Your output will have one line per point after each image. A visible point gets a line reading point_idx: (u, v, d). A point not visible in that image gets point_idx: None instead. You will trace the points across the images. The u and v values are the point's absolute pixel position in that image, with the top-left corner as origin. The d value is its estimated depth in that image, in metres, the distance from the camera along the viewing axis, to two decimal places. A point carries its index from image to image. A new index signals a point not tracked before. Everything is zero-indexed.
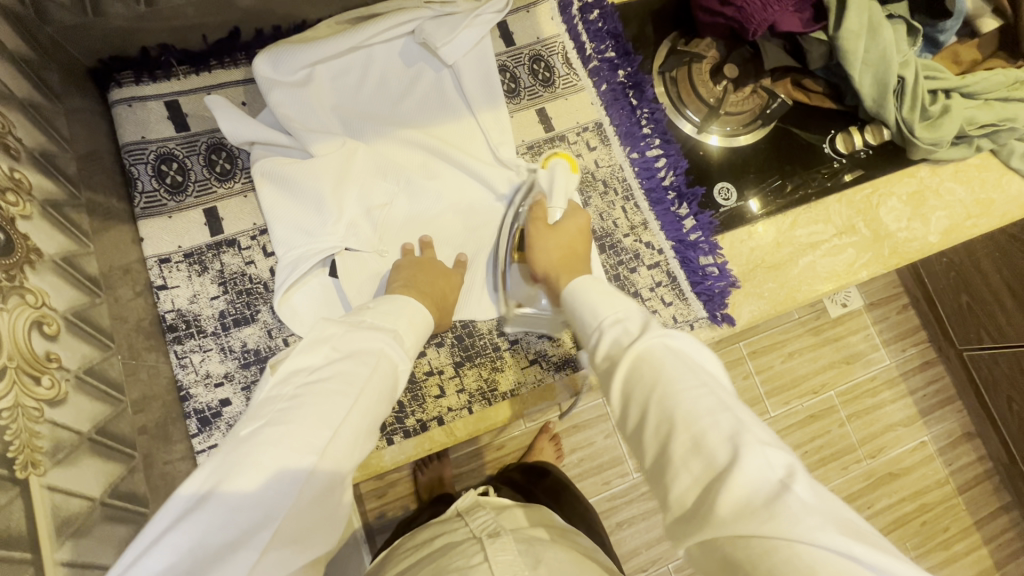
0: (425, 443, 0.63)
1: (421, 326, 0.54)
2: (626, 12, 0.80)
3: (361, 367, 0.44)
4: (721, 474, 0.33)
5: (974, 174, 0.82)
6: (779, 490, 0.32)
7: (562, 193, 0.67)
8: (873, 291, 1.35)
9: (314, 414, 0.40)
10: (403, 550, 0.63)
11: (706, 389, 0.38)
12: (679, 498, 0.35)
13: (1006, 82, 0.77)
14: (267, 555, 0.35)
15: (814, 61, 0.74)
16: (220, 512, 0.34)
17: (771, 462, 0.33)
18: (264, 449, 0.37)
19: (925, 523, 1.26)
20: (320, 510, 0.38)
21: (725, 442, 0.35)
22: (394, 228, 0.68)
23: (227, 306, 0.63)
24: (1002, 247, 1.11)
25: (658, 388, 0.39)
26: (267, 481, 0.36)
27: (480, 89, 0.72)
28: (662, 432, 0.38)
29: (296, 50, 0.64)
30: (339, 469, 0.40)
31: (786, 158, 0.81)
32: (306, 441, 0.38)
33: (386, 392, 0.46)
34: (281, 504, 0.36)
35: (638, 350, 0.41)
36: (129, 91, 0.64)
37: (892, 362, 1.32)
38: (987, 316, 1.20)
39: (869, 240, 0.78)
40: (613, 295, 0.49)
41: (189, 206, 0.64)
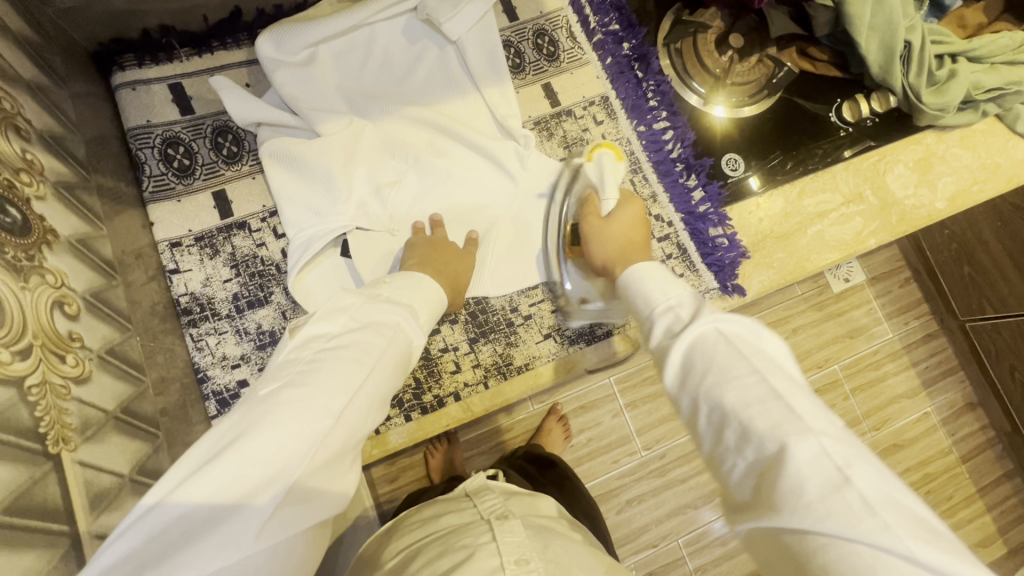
0: (443, 419, 0.64)
1: (435, 303, 0.54)
2: None
3: (378, 337, 0.45)
4: (773, 466, 0.34)
5: (980, 139, 0.82)
6: (838, 484, 0.32)
7: (613, 185, 0.64)
8: (875, 265, 1.35)
9: (331, 379, 0.40)
10: (409, 523, 0.63)
11: (757, 378, 0.38)
12: (738, 488, 0.37)
13: (1013, 44, 0.77)
14: (280, 511, 0.35)
15: (819, 28, 0.74)
16: (238, 465, 0.34)
17: (828, 452, 0.33)
18: (283, 409, 0.37)
19: (930, 492, 1.28)
20: (331, 472, 0.39)
21: (775, 433, 0.35)
22: (404, 206, 0.68)
23: (240, 289, 0.63)
24: (1004, 216, 1.13)
25: (707, 377, 0.39)
26: (283, 440, 0.36)
27: (486, 64, 0.71)
28: (714, 420, 0.39)
29: (299, 29, 0.64)
30: (352, 434, 0.41)
31: (792, 128, 0.81)
32: (323, 404, 0.39)
33: (400, 365, 0.46)
34: (296, 463, 0.36)
35: (688, 339, 0.42)
36: (133, 74, 0.64)
37: (896, 336, 1.33)
38: (990, 285, 1.21)
39: (876, 208, 0.78)
40: (670, 281, 0.49)
41: (197, 189, 0.64)
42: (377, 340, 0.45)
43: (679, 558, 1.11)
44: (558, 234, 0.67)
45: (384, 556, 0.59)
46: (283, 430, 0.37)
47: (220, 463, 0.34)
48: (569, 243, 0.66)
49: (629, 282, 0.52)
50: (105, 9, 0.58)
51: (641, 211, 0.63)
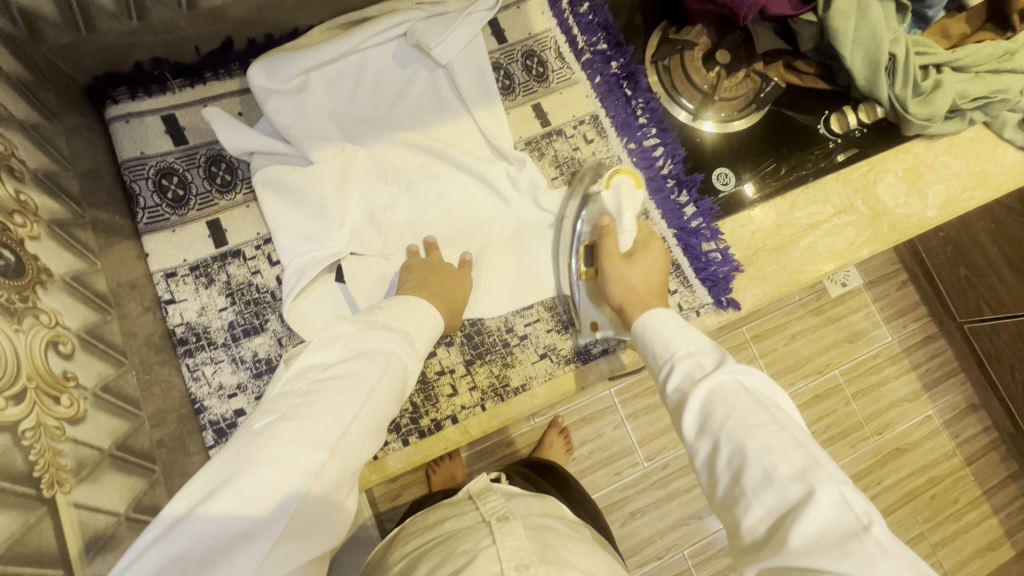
0: (441, 443, 0.64)
1: (431, 326, 0.55)
2: (616, 3, 0.80)
3: (373, 366, 0.45)
4: (793, 511, 0.35)
5: (968, 147, 0.83)
6: (857, 531, 0.33)
7: (631, 215, 0.63)
8: (871, 269, 1.36)
9: (326, 410, 0.40)
10: (413, 529, 0.63)
11: (779, 426, 0.39)
12: (750, 530, 0.37)
13: (996, 54, 0.78)
14: (278, 547, 0.35)
15: (804, 43, 0.75)
16: (233, 502, 0.34)
17: (849, 500, 0.35)
18: (278, 443, 0.38)
19: (935, 496, 1.28)
20: (329, 504, 0.39)
21: (797, 478, 0.36)
22: (397, 230, 0.68)
23: (236, 317, 0.63)
24: (999, 220, 1.13)
25: (729, 423, 0.40)
26: (278, 476, 0.36)
27: (476, 86, 0.72)
28: (733, 463, 0.39)
29: (290, 58, 0.65)
30: (347, 465, 0.41)
31: (781, 141, 0.81)
32: (319, 437, 0.39)
33: (395, 392, 0.46)
34: (291, 499, 0.36)
35: (709, 384, 0.43)
36: (126, 108, 0.64)
37: (894, 339, 1.33)
38: (987, 288, 1.21)
39: (867, 218, 0.79)
40: (687, 329, 0.50)
41: (191, 219, 0.64)
42: (373, 368, 0.45)
43: (684, 570, 1.10)
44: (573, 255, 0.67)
45: (388, 560, 0.59)
46: (279, 465, 0.37)
47: (215, 501, 0.34)
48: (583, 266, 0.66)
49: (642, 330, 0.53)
50: (96, 45, 0.59)
51: (662, 253, 0.63)
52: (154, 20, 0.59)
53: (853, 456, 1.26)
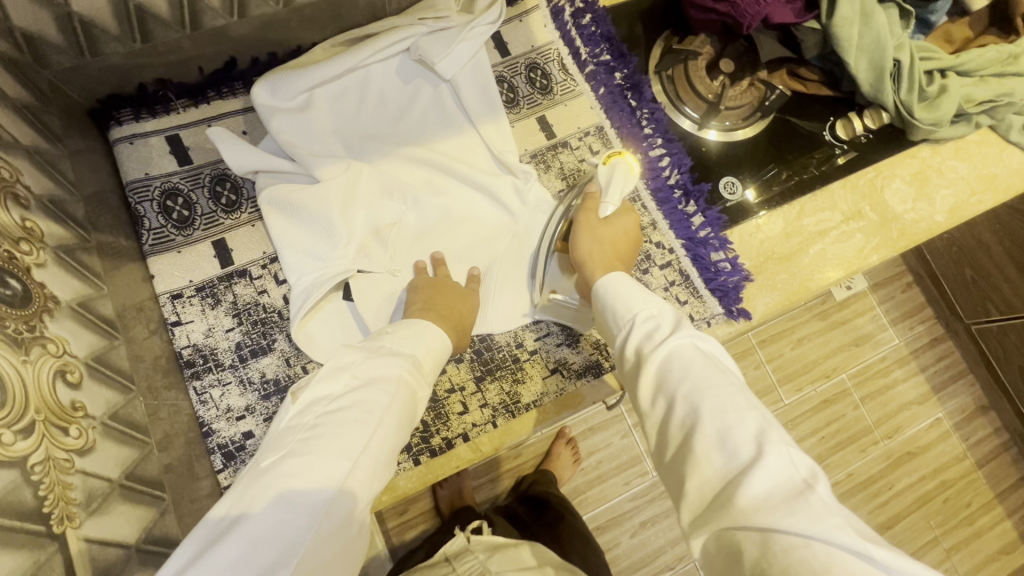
0: (453, 462, 0.63)
1: (439, 349, 0.54)
2: (617, 13, 0.80)
3: (380, 395, 0.44)
4: (742, 471, 0.36)
5: (975, 150, 0.83)
6: (802, 489, 0.34)
7: (615, 191, 0.64)
8: (876, 272, 1.35)
9: (333, 445, 0.39)
10: None
11: (733, 390, 0.41)
12: (697, 489, 0.38)
13: (1000, 57, 0.78)
14: None
15: (809, 50, 0.75)
16: (242, 547, 0.34)
17: (796, 462, 0.36)
18: (285, 482, 0.37)
19: (948, 500, 1.26)
20: (340, 543, 0.38)
21: (749, 439, 0.38)
22: (405, 247, 0.68)
23: (243, 338, 0.62)
24: (1004, 221, 1.13)
25: (684, 385, 0.42)
26: (285, 516, 0.36)
27: (480, 101, 0.72)
28: (687, 425, 0.41)
29: (294, 76, 0.65)
30: (358, 500, 0.40)
31: (787, 148, 0.81)
32: (327, 473, 0.38)
33: (405, 420, 0.46)
34: (300, 540, 0.35)
35: (669, 347, 0.45)
36: (129, 129, 0.64)
37: (902, 342, 1.32)
38: (994, 289, 1.20)
39: (876, 224, 0.78)
40: (645, 292, 0.52)
41: (197, 239, 0.64)
42: (380, 397, 0.44)
43: None
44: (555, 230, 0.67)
45: None
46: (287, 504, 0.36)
47: (224, 548, 0.33)
48: (562, 235, 0.66)
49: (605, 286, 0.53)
50: (100, 67, 0.59)
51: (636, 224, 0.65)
52: (158, 42, 0.59)
53: (864, 461, 1.25)
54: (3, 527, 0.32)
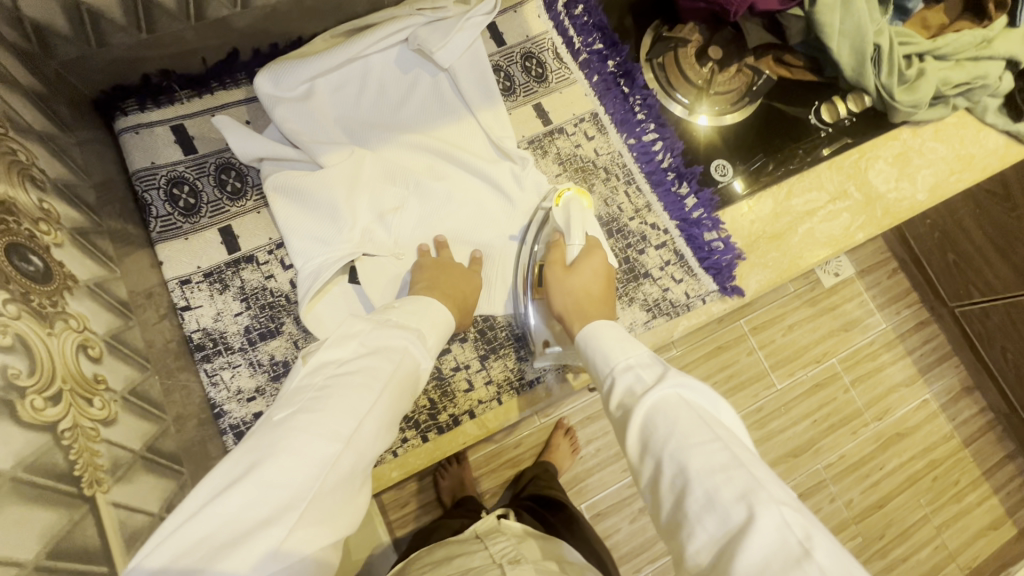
0: (460, 438, 0.65)
1: (443, 326, 0.56)
2: (608, 4, 0.82)
3: (386, 362, 0.46)
4: (735, 537, 0.36)
5: (954, 132, 0.86)
6: (798, 556, 0.34)
7: (576, 230, 0.66)
8: (862, 258, 1.39)
9: (342, 404, 0.41)
10: (421, 564, 0.66)
11: (719, 444, 0.41)
12: (694, 556, 0.38)
13: (975, 41, 0.81)
14: (297, 533, 0.36)
15: (793, 36, 0.77)
16: (255, 488, 0.35)
17: (789, 524, 0.35)
18: (297, 434, 0.39)
19: (936, 479, 1.30)
20: (343, 495, 0.40)
21: (739, 501, 0.37)
22: (409, 231, 0.70)
23: (252, 321, 0.64)
24: (980, 202, 1.17)
25: (671, 442, 0.42)
26: (296, 464, 0.37)
27: (478, 89, 0.74)
28: (676, 485, 0.40)
29: (296, 66, 0.66)
30: (362, 457, 0.42)
31: (774, 132, 0.84)
32: (336, 428, 0.40)
33: (407, 388, 0.48)
34: (309, 488, 0.37)
35: (652, 399, 0.45)
36: (136, 119, 0.65)
37: (889, 326, 1.36)
38: (975, 271, 1.24)
39: (861, 203, 0.81)
40: (626, 341, 0.53)
41: (204, 226, 0.65)
42: (385, 364, 0.46)
43: None
44: (525, 273, 0.69)
45: None
46: (297, 453, 0.38)
47: (239, 487, 0.35)
48: (535, 282, 0.68)
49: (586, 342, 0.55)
50: (107, 57, 0.60)
51: (604, 263, 0.64)
52: (163, 32, 0.60)
53: (855, 443, 1.28)
54: (40, 485, 0.33)
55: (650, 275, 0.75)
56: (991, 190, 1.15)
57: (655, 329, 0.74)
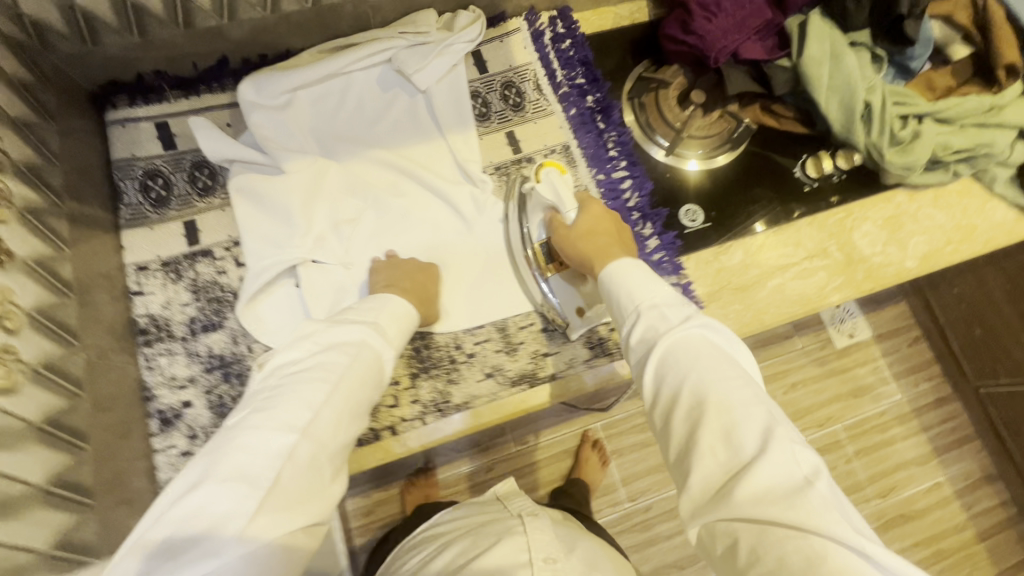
0: (378, 453, 0.64)
1: (404, 322, 0.58)
2: (605, 46, 0.84)
3: (341, 356, 0.48)
4: (746, 465, 0.41)
5: (955, 200, 0.83)
6: (802, 485, 0.39)
7: (569, 199, 0.64)
8: (881, 322, 1.33)
9: (294, 399, 0.44)
10: (448, 513, 0.75)
11: (743, 381, 0.45)
12: (699, 478, 0.43)
13: (981, 107, 0.77)
14: (258, 519, 0.38)
15: (779, 86, 0.75)
16: (212, 488, 0.39)
17: (798, 460, 0.40)
18: (249, 431, 0.41)
19: (942, 571, 1.19)
20: (312, 481, 0.42)
21: (757, 437, 0.42)
22: (361, 243, 0.70)
23: (197, 313, 0.66)
24: (1011, 276, 1.08)
25: (691, 378, 0.45)
26: (252, 459, 0.40)
27: (452, 113, 0.76)
28: (692, 417, 0.45)
29: (277, 77, 0.70)
30: (323, 447, 0.44)
31: (756, 183, 0.81)
32: (287, 421, 0.42)
33: (369, 376, 0.50)
34: (266, 478, 0.40)
35: (676, 338, 0.48)
36: (124, 113, 0.70)
37: (904, 397, 1.28)
38: (1004, 352, 1.15)
39: (842, 263, 0.78)
40: (651, 279, 0.54)
41: (170, 218, 0.69)
42: (340, 357, 0.48)
43: None
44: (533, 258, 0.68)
45: (431, 536, 0.71)
46: (251, 451, 0.41)
47: (198, 489, 0.39)
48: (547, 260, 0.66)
49: (611, 287, 0.55)
50: (101, 55, 0.65)
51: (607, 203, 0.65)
52: (153, 37, 0.65)
53: None
54: None
55: None
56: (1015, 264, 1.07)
57: (597, 371, 0.69)
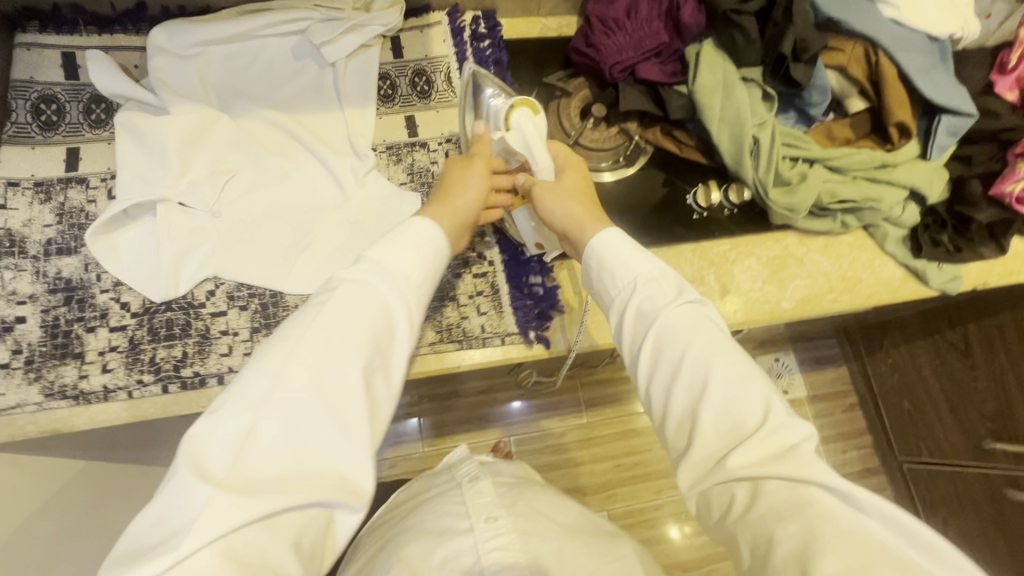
0: (201, 399, 0.65)
1: (425, 256, 0.51)
2: (545, 57, 0.87)
3: (312, 312, 0.45)
4: (748, 432, 0.45)
5: (845, 251, 0.83)
6: (789, 445, 0.43)
7: (541, 151, 0.68)
8: (819, 383, 1.38)
9: (258, 369, 0.41)
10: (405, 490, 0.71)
11: (740, 356, 0.49)
12: (701, 449, 0.46)
13: (873, 162, 0.78)
14: (216, 501, 0.35)
15: (673, 110, 0.77)
16: (178, 479, 0.37)
17: (791, 427, 0.44)
18: (210, 415, 0.40)
19: None
20: (290, 453, 0.39)
21: (755, 404, 0.46)
22: (235, 195, 0.72)
23: (56, 235, 0.67)
24: (942, 354, 1.14)
25: (690, 354, 0.49)
26: (214, 441, 0.38)
27: (356, 90, 0.79)
28: (694, 390, 0.48)
29: (189, 28, 0.72)
30: (291, 411, 0.40)
31: (643, 203, 0.82)
32: (242, 397, 0.40)
33: (351, 325, 0.45)
34: (224, 458, 0.37)
35: (668, 318, 0.51)
36: (31, 37, 0.72)
37: (830, 462, 1.33)
38: (928, 428, 1.20)
39: (715, 292, 0.79)
40: (640, 253, 0.56)
41: (54, 142, 0.71)
42: (309, 316, 0.45)
43: None
44: None
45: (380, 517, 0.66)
46: (213, 432, 0.39)
47: (165, 486, 0.37)
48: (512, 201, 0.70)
49: (599, 249, 0.57)
50: None
51: (564, 148, 0.71)
52: None
53: None
54: None
55: (456, 300, 0.73)
56: (955, 343, 1.11)
57: (441, 355, 0.70)
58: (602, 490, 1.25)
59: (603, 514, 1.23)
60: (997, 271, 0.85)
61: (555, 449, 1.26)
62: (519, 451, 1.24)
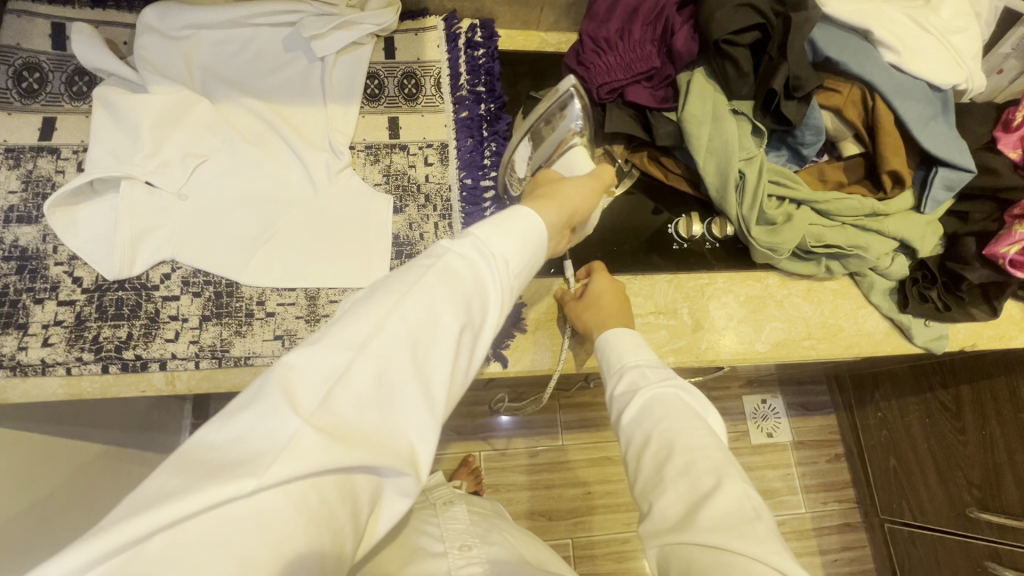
0: (141, 383, 0.63)
1: (531, 244, 0.48)
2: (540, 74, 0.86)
3: (419, 270, 0.41)
4: (706, 495, 0.44)
5: (827, 297, 0.80)
6: (749, 517, 0.42)
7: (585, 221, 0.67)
8: (806, 430, 1.34)
9: (359, 314, 0.37)
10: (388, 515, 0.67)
11: (708, 431, 0.49)
12: (662, 510, 0.45)
13: (862, 210, 0.75)
14: (304, 439, 0.31)
15: (661, 136, 0.75)
16: (262, 405, 0.33)
17: (746, 498, 0.44)
18: (307, 345, 0.36)
19: None
20: (375, 415, 0.35)
21: (712, 473, 0.45)
22: (205, 180, 0.71)
23: (19, 203, 0.67)
24: (932, 414, 1.09)
25: (662, 423, 0.50)
26: (303, 378, 0.34)
27: (342, 87, 0.78)
28: (660, 455, 0.48)
29: (181, 10, 0.72)
30: (389, 365, 0.36)
31: (621, 228, 0.80)
32: (342, 337, 0.36)
33: (455, 291, 0.41)
34: (313, 403, 0.33)
35: (650, 393, 0.53)
36: (23, 5, 0.72)
37: (809, 512, 1.28)
38: (911, 487, 1.15)
39: (687, 327, 0.76)
40: (639, 347, 0.59)
41: (33, 110, 0.70)
42: (413, 272, 0.41)
43: None
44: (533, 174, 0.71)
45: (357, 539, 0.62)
46: (306, 367, 0.35)
47: (246, 406, 0.33)
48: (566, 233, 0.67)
49: (604, 341, 0.61)
50: None
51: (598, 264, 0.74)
52: None
53: None
54: None
55: None
56: (943, 403, 1.07)
57: None
58: (569, 516, 1.20)
59: (567, 542, 1.18)
60: (988, 334, 0.81)
61: (526, 469, 1.22)
62: (488, 468, 1.20)
